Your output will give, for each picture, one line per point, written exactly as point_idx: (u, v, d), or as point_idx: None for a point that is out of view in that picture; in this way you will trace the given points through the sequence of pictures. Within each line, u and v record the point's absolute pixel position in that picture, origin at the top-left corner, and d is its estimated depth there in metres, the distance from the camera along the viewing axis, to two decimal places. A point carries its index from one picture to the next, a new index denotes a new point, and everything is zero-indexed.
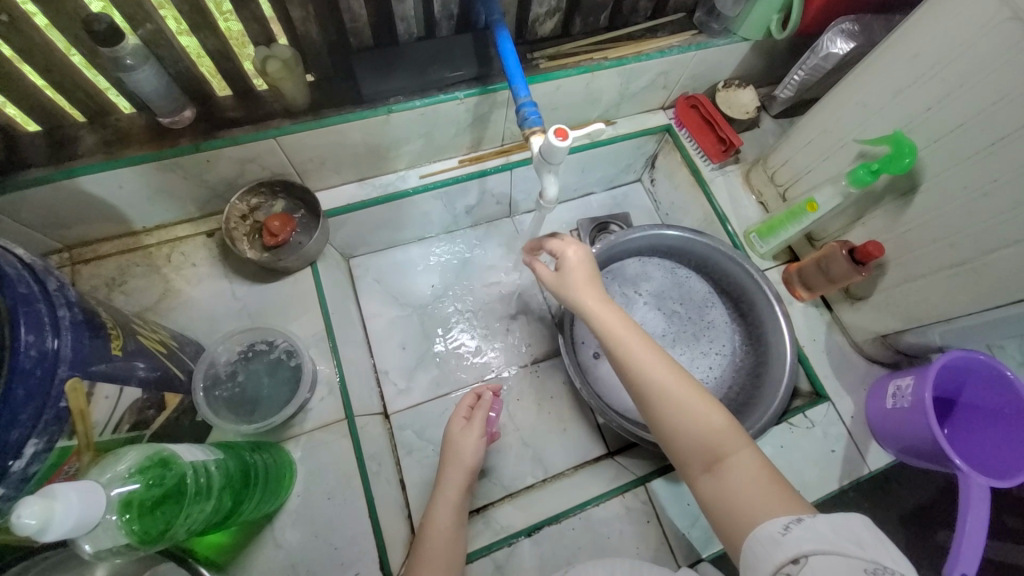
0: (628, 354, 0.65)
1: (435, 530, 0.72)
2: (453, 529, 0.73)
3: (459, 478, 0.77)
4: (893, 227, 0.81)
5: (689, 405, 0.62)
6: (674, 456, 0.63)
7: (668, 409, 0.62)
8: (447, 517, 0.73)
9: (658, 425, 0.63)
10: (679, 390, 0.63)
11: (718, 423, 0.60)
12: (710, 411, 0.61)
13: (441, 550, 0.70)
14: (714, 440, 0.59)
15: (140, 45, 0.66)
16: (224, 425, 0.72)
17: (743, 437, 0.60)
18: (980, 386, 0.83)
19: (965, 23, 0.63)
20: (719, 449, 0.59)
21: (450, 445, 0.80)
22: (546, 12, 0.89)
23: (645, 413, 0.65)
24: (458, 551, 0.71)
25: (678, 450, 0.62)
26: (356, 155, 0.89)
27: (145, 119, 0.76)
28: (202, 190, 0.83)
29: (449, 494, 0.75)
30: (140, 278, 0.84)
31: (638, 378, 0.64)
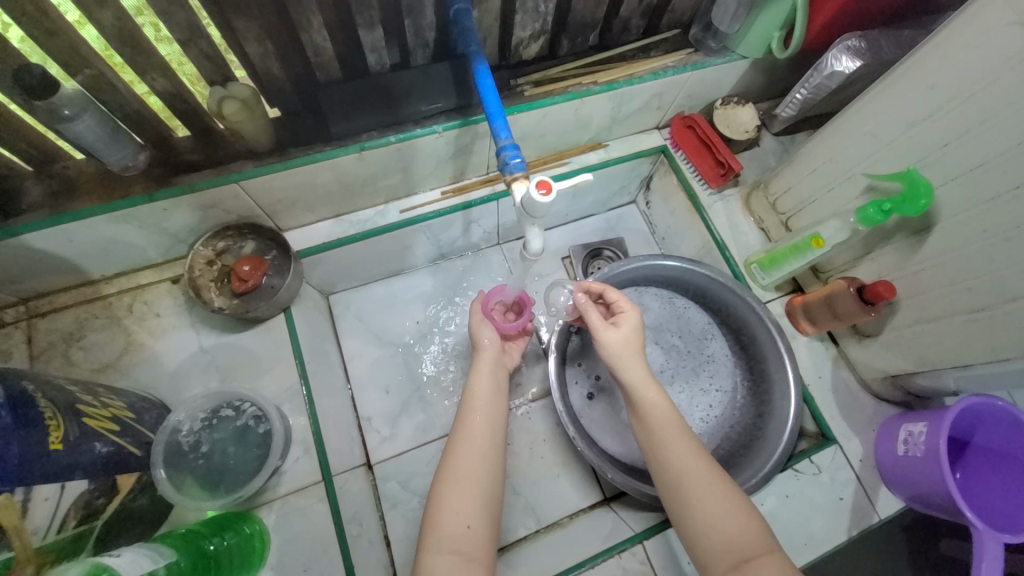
0: (663, 439, 0.67)
1: (474, 399, 0.73)
2: (493, 396, 0.74)
3: (491, 355, 0.78)
4: (905, 265, 0.76)
5: (716, 499, 0.61)
6: (698, 553, 0.61)
7: (695, 501, 0.62)
8: (484, 384, 0.75)
9: (683, 516, 0.63)
10: (707, 481, 0.63)
11: (747, 522, 0.59)
12: (738, 507, 0.61)
13: (481, 421, 0.70)
14: (742, 537, 0.58)
15: (79, 93, 0.60)
16: (187, 503, 0.66)
17: (770, 537, 0.59)
18: (996, 429, 0.77)
19: (990, 53, 0.57)
20: (746, 548, 0.57)
21: (475, 339, 0.80)
22: (529, 36, 0.82)
23: (674, 501, 0.64)
24: (500, 416, 0.72)
25: (703, 545, 0.60)
26: (330, 193, 0.83)
27: (96, 166, 0.70)
28: (162, 237, 0.77)
29: (486, 363, 0.77)
30: (100, 331, 0.78)
31: (672, 461, 0.65)
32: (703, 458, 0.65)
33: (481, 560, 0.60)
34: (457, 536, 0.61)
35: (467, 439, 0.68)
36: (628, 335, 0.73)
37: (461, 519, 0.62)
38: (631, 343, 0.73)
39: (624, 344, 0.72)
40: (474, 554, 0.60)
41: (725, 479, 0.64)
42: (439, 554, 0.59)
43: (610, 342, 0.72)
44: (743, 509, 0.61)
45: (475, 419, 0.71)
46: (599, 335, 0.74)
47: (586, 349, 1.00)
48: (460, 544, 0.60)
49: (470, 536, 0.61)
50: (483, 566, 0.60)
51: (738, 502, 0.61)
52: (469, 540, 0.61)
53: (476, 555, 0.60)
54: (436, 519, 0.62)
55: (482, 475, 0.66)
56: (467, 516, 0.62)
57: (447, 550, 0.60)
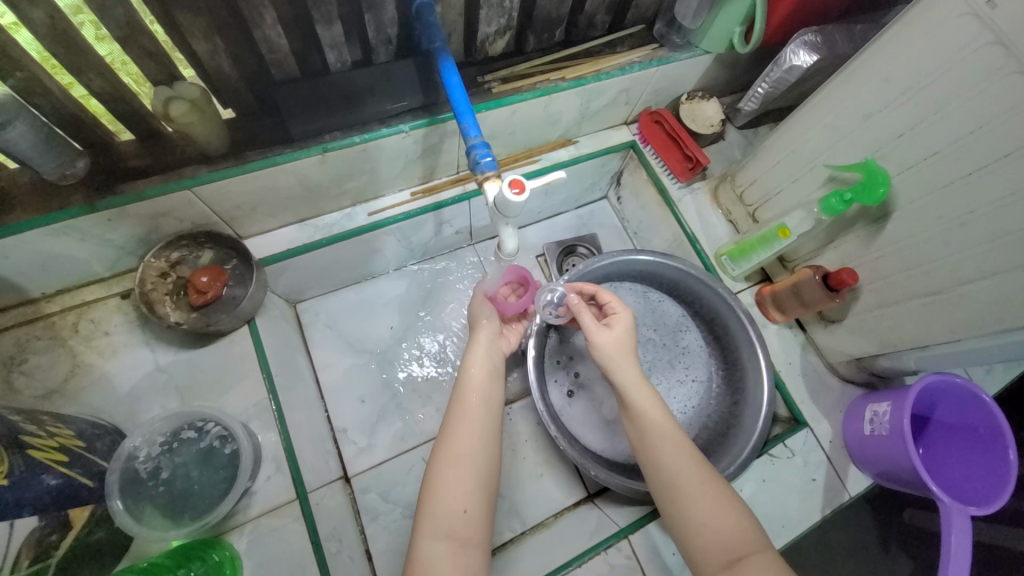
0: (655, 439, 0.67)
1: (470, 377, 0.71)
2: (489, 377, 0.72)
3: (488, 334, 0.76)
4: (866, 252, 0.79)
5: (709, 497, 0.62)
6: (689, 551, 0.61)
7: (688, 499, 0.62)
8: (480, 362, 0.73)
9: (675, 515, 0.63)
10: (699, 480, 0.63)
11: (739, 519, 0.60)
12: (730, 505, 0.62)
13: (478, 401, 0.69)
14: (734, 536, 0.59)
15: (11, 97, 0.55)
16: (149, 534, 0.62)
17: (761, 535, 0.59)
18: (955, 405, 0.81)
19: (940, 48, 0.60)
20: (738, 545, 0.58)
21: (474, 319, 0.79)
22: (495, 31, 0.80)
23: (666, 500, 0.65)
24: (496, 399, 0.70)
25: (695, 543, 0.61)
26: (293, 198, 0.80)
27: (29, 175, 0.64)
28: (108, 249, 0.72)
29: (482, 342, 0.75)
30: (42, 354, 0.72)
31: (664, 461, 0.65)
32: (696, 458, 0.65)
33: (476, 544, 0.59)
34: (453, 520, 0.59)
35: (464, 419, 0.67)
36: (621, 336, 0.73)
37: (457, 503, 0.60)
38: (623, 344, 0.73)
39: (616, 345, 0.72)
40: (469, 538, 0.59)
41: (718, 478, 0.64)
42: (434, 540, 0.58)
43: (603, 343, 0.72)
44: (735, 508, 0.61)
45: (471, 400, 0.69)
46: (592, 335, 0.74)
47: (565, 346, 1.00)
48: (455, 528, 0.59)
49: (466, 520, 0.60)
50: (478, 551, 0.59)
51: (730, 501, 0.62)
52: (464, 524, 0.60)
53: (471, 540, 0.59)
54: (432, 503, 0.60)
55: (480, 455, 0.64)
56: (463, 499, 0.61)
57: (443, 535, 0.59)
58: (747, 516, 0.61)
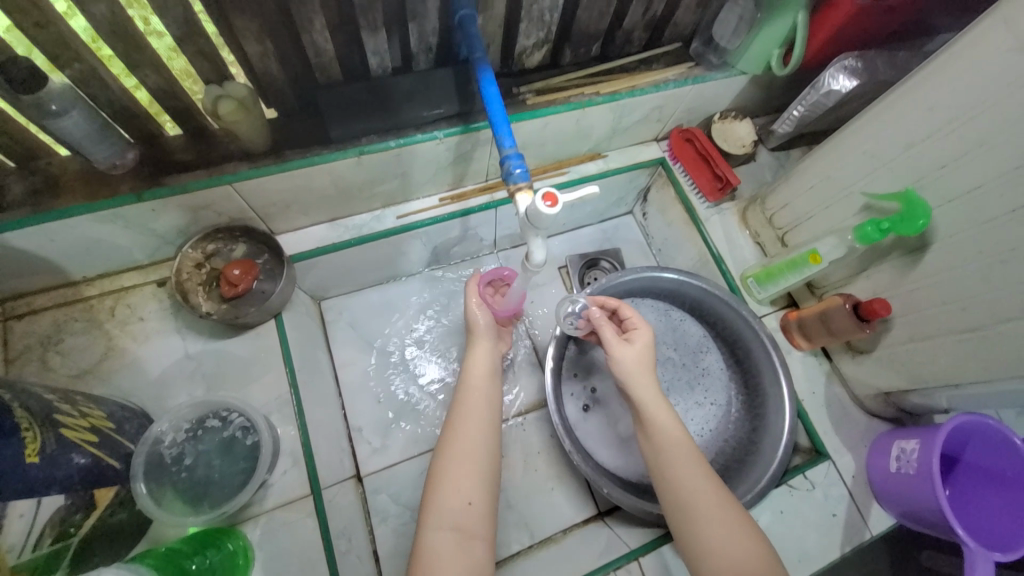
0: (670, 455, 0.66)
1: (471, 382, 0.72)
2: (491, 382, 0.73)
3: (488, 339, 0.77)
4: (900, 283, 0.77)
5: (722, 518, 0.61)
6: (701, 574, 0.60)
7: (702, 520, 0.61)
8: (482, 369, 0.74)
9: (688, 536, 0.62)
10: (715, 501, 0.62)
11: (753, 544, 0.59)
12: (743, 527, 0.60)
13: (480, 398, 0.70)
14: (749, 561, 0.57)
15: (68, 87, 0.58)
16: (167, 518, 0.63)
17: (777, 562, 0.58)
18: (985, 447, 0.78)
19: (984, 82, 0.59)
20: (753, 571, 0.56)
21: (470, 320, 0.78)
22: (533, 44, 0.82)
23: (678, 519, 0.63)
24: (496, 400, 0.72)
25: (708, 565, 0.59)
26: (326, 198, 0.82)
27: (81, 164, 0.67)
28: (148, 238, 0.74)
29: (482, 352, 0.76)
30: (79, 335, 0.75)
31: (677, 477, 0.65)
32: (712, 478, 0.64)
33: (482, 539, 0.60)
34: (458, 513, 0.60)
35: (464, 422, 0.68)
36: (640, 351, 0.74)
37: (461, 497, 0.61)
38: (643, 359, 0.73)
39: (635, 357, 0.73)
40: (475, 531, 0.60)
41: (731, 499, 0.63)
42: (440, 530, 0.59)
43: (619, 356, 0.73)
44: (752, 533, 0.60)
45: (473, 399, 0.70)
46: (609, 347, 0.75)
47: (583, 360, 0.99)
48: (461, 521, 0.60)
49: (471, 512, 0.61)
50: (484, 543, 0.59)
51: (748, 527, 0.60)
52: (470, 515, 0.60)
53: (476, 533, 0.60)
54: (436, 497, 0.61)
55: (483, 455, 0.65)
56: (468, 492, 0.62)
57: (448, 527, 0.59)
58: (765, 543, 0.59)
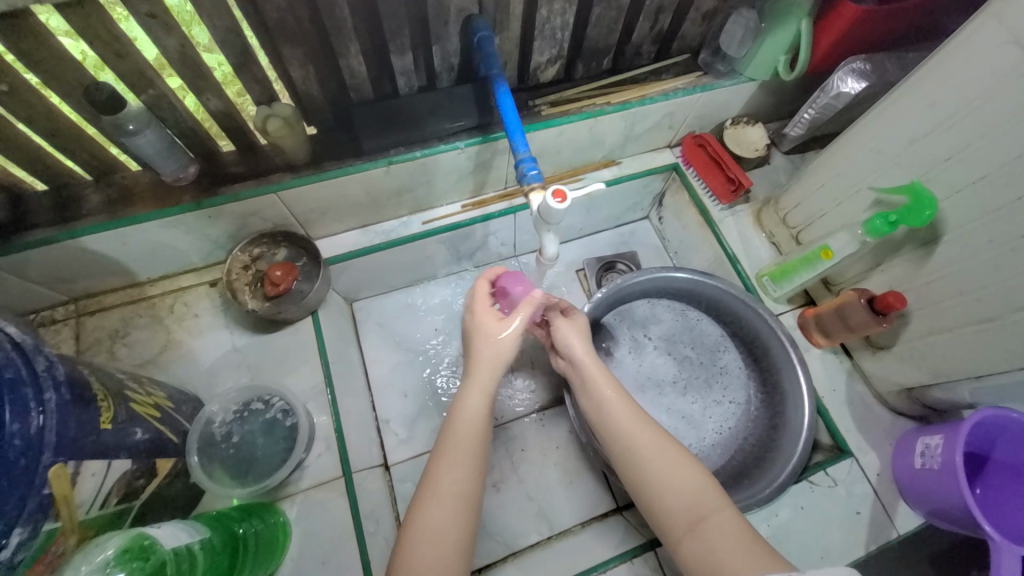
0: (614, 417, 0.69)
1: (458, 430, 0.66)
2: (477, 425, 0.67)
3: (486, 370, 0.70)
4: (915, 276, 0.77)
5: (668, 463, 0.63)
6: (657, 521, 0.62)
7: (649, 469, 0.64)
8: (479, 401, 0.69)
9: (640, 487, 0.64)
10: (660, 450, 0.65)
11: (699, 481, 0.61)
12: (687, 465, 0.63)
13: (463, 445, 0.65)
14: (695, 499, 0.60)
15: (143, 110, 0.66)
16: (218, 489, 0.71)
17: (723, 495, 0.61)
18: (1015, 444, 0.76)
19: (984, 75, 0.61)
20: (699, 508, 0.59)
21: (473, 344, 0.72)
22: (547, 60, 0.88)
23: (629, 476, 0.66)
24: (480, 453, 0.66)
25: (660, 511, 0.62)
26: (359, 204, 0.89)
27: (149, 177, 0.77)
28: (204, 242, 0.84)
29: (478, 387, 0.69)
30: (143, 329, 0.84)
31: (621, 436, 0.67)
32: (654, 428, 0.67)
33: None
34: None
35: (457, 460, 0.64)
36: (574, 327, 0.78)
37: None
38: (579, 332, 0.77)
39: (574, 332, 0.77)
40: None
41: (673, 442, 0.66)
42: None
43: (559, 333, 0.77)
44: (696, 470, 0.63)
45: (455, 448, 0.65)
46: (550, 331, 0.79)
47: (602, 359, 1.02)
48: None
49: None
50: None
51: (692, 466, 0.63)
52: None
53: None
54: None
55: (467, 500, 0.62)
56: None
57: None
58: (710, 479, 0.62)
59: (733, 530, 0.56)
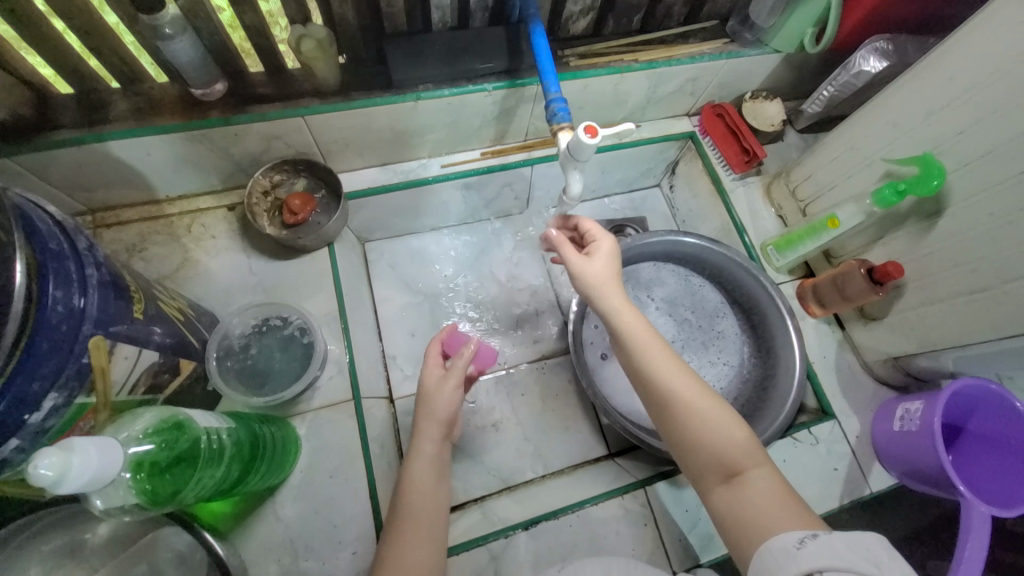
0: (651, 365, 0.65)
1: (419, 488, 0.68)
2: (434, 484, 0.69)
3: (437, 432, 0.72)
4: (915, 248, 0.81)
5: (709, 416, 0.62)
6: (690, 469, 0.63)
7: (686, 420, 0.62)
8: (425, 470, 0.69)
9: (674, 434, 0.64)
10: (699, 402, 0.63)
11: (739, 437, 0.61)
12: (728, 419, 0.63)
13: (424, 501, 0.67)
14: (734, 455, 0.60)
15: (180, 15, 0.66)
16: (234, 396, 0.74)
17: (761, 451, 0.61)
18: (989, 416, 0.81)
19: (1008, 47, 0.63)
20: (737, 464, 0.60)
21: (426, 402, 0.73)
22: (580, 10, 0.88)
23: (663, 423, 0.65)
24: (439, 507, 0.68)
25: (695, 460, 0.62)
26: (382, 140, 0.90)
27: (177, 89, 0.76)
28: (227, 163, 0.84)
29: (427, 453, 0.71)
30: (161, 246, 0.85)
31: (655, 385, 0.64)
32: (692, 378, 0.65)
33: None
34: None
35: (409, 528, 0.64)
36: (602, 265, 0.71)
37: None
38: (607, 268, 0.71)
39: (604, 269, 0.70)
40: None
41: (712, 394, 0.64)
42: None
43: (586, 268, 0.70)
44: (736, 425, 0.62)
45: (416, 500, 0.67)
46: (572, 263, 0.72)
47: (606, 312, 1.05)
48: None
49: None
50: None
51: (732, 421, 0.62)
52: None
53: None
54: None
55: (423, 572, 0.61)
56: None
57: None
58: (749, 435, 0.62)
59: (772, 487, 0.57)
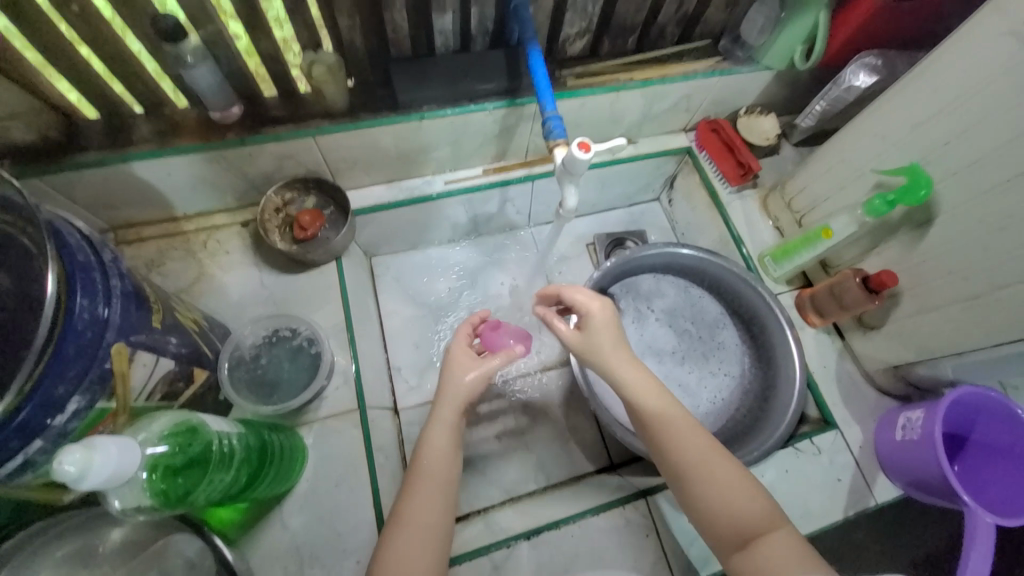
0: (660, 425, 0.66)
1: (434, 450, 0.67)
2: (450, 453, 0.68)
3: (454, 404, 0.70)
4: (908, 257, 0.82)
5: (721, 475, 0.62)
6: (709, 533, 0.62)
7: (699, 481, 0.63)
8: (442, 437, 0.68)
9: (691, 498, 0.63)
10: (711, 460, 0.63)
11: (753, 497, 0.61)
12: (741, 477, 0.62)
13: (438, 464, 0.66)
14: (749, 517, 0.60)
15: (201, 45, 0.71)
16: (245, 405, 0.76)
17: (778, 513, 0.60)
18: (993, 424, 0.81)
19: (988, 61, 0.65)
20: (754, 526, 0.59)
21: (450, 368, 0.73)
22: (576, 33, 0.93)
23: (679, 487, 0.65)
24: (452, 476, 0.67)
25: (712, 525, 0.61)
26: (388, 159, 0.94)
27: (197, 113, 0.81)
28: (242, 182, 0.89)
29: (444, 422, 0.69)
30: (177, 261, 0.89)
31: (666, 446, 0.65)
32: (702, 435, 0.65)
33: None
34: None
35: (421, 486, 0.64)
36: (601, 327, 0.73)
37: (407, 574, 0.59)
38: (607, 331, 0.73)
39: (603, 331, 0.73)
40: None
41: (723, 451, 0.64)
42: None
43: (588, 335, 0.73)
44: (749, 485, 0.62)
45: (430, 461, 0.66)
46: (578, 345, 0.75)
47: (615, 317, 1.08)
48: None
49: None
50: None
51: (746, 482, 0.62)
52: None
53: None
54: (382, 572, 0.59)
55: (437, 532, 0.62)
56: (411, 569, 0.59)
57: None
58: (763, 495, 0.61)
59: (791, 551, 0.56)
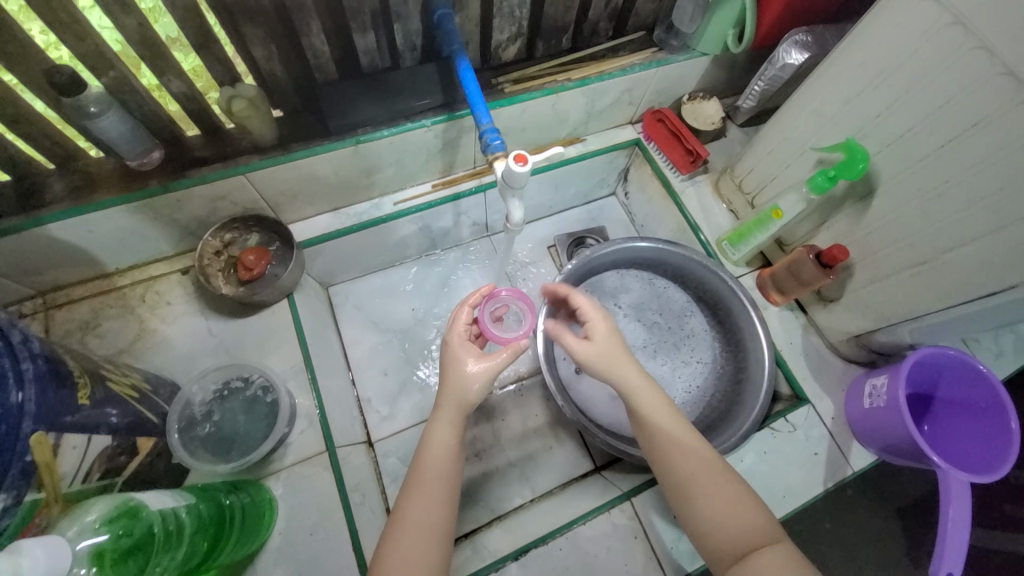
0: (660, 440, 0.66)
1: (435, 447, 0.65)
2: (454, 447, 0.65)
3: (454, 400, 0.67)
4: (856, 229, 0.83)
5: (719, 489, 0.61)
6: (706, 549, 0.61)
7: (698, 496, 0.61)
8: (445, 433, 0.65)
9: (689, 513, 0.62)
10: (707, 476, 0.62)
11: (751, 510, 0.59)
12: (739, 492, 0.61)
13: (438, 460, 0.64)
14: (746, 531, 0.58)
15: (104, 93, 0.66)
16: (201, 467, 0.73)
17: (778, 528, 0.58)
18: (955, 380, 0.83)
19: (910, 31, 0.66)
20: (752, 540, 0.57)
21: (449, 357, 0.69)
22: (507, 38, 0.91)
23: (677, 501, 0.64)
24: (456, 474, 0.64)
25: (710, 540, 0.60)
26: (330, 187, 0.91)
27: (114, 163, 0.76)
28: (175, 229, 0.84)
29: (446, 419, 0.66)
30: (114, 320, 0.84)
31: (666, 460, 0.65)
32: (702, 447, 0.65)
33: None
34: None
35: (423, 480, 0.62)
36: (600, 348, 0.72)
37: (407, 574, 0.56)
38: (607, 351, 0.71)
39: (600, 352, 0.71)
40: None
41: (721, 465, 0.64)
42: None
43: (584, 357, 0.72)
44: (747, 499, 0.60)
45: (430, 459, 0.64)
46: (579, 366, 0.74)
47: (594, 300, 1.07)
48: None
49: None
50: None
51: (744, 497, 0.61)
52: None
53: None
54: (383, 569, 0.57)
55: (439, 530, 0.60)
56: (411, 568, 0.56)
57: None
58: (763, 510, 0.60)
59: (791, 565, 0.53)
